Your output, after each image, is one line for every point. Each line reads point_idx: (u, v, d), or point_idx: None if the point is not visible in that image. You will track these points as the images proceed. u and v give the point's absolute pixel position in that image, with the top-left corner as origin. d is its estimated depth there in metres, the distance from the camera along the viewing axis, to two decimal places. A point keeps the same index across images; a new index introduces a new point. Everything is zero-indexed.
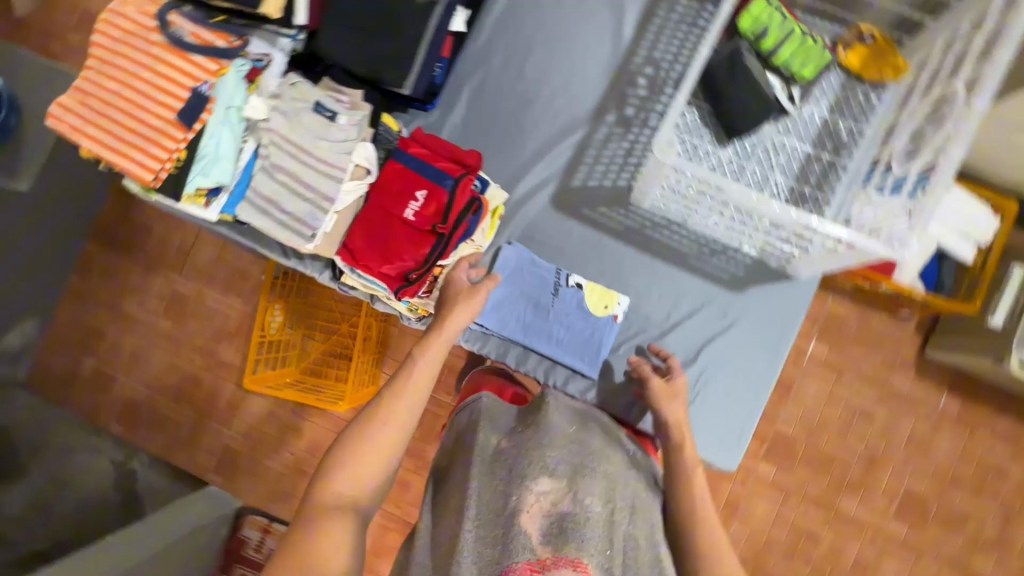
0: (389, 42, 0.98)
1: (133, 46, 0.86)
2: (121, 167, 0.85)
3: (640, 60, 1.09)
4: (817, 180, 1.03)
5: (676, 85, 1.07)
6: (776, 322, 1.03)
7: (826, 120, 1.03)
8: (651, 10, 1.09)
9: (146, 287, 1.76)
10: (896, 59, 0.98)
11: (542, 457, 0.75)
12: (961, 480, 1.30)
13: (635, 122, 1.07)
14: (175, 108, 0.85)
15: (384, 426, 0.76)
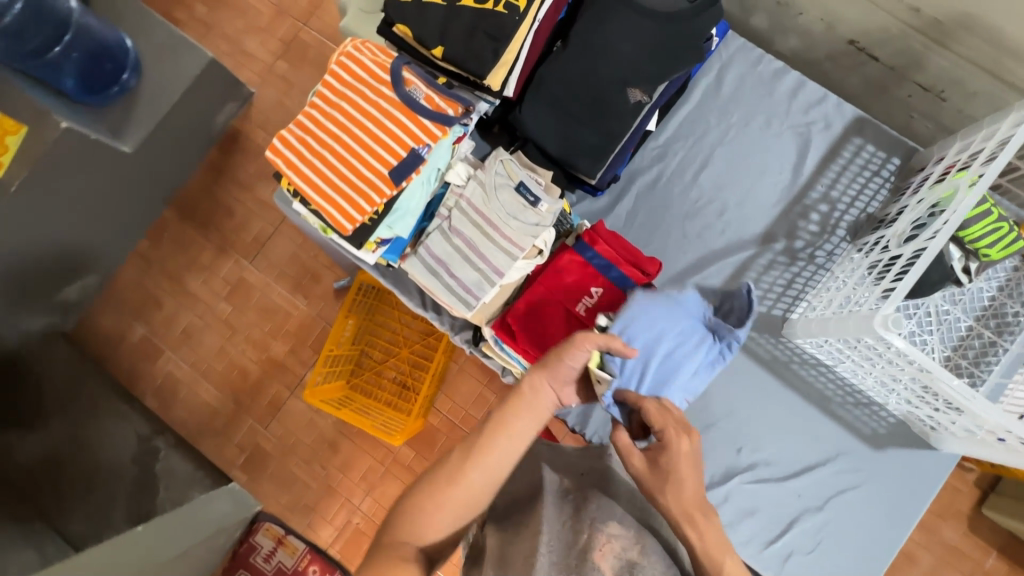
0: (592, 134, 0.98)
1: (364, 94, 0.85)
2: (323, 209, 0.85)
3: (815, 196, 1.09)
4: (975, 356, 1.02)
5: (849, 231, 1.07)
6: (909, 491, 1.01)
7: (993, 298, 1.03)
8: (837, 149, 1.10)
9: (213, 267, 1.58)
10: None
11: (609, 506, 0.71)
12: None
13: (802, 256, 1.08)
14: (389, 165, 0.85)
15: (473, 465, 0.66)
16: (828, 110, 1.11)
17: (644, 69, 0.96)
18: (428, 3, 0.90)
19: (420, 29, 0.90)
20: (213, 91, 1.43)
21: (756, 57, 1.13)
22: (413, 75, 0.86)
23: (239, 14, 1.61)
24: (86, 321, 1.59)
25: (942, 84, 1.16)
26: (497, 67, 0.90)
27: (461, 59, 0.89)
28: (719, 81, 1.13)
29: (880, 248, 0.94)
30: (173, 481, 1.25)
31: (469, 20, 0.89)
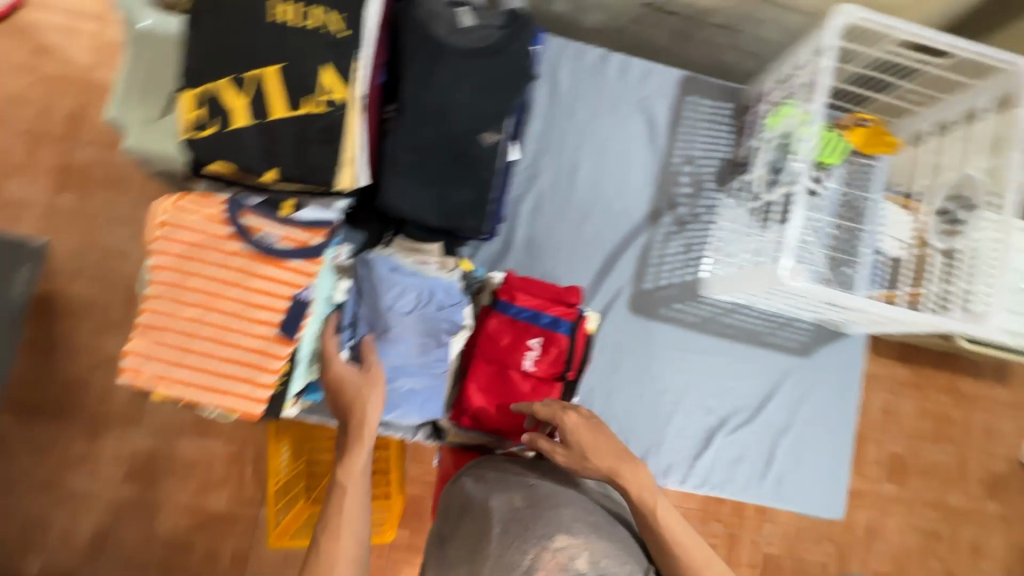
0: (464, 191, 0.94)
1: (210, 260, 0.73)
2: (223, 401, 0.73)
3: (678, 160, 1.16)
4: (846, 249, 1.09)
5: (715, 181, 1.15)
6: (845, 377, 1.15)
7: (842, 194, 1.10)
8: (679, 113, 1.16)
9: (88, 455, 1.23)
10: (890, 139, 1.06)
11: (558, 513, 0.70)
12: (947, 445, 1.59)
13: (690, 219, 1.14)
14: (274, 323, 0.74)
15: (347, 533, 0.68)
16: (658, 79, 1.16)
17: (486, 110, 0.94)
18: (235, 129, 0.77)
19: (239, 158, 0.77)
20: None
21: (579, 50, 1.13)
22: (256, 218, 0.75)
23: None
24: None
25: (735, 20, 1.27)
26: (341, 169, 0.81)
27: (302, 176, 0.79)
28: (555, 85, 1.13)
29: (755, 193, 1.03)
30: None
31: (291, 131, 0.78)
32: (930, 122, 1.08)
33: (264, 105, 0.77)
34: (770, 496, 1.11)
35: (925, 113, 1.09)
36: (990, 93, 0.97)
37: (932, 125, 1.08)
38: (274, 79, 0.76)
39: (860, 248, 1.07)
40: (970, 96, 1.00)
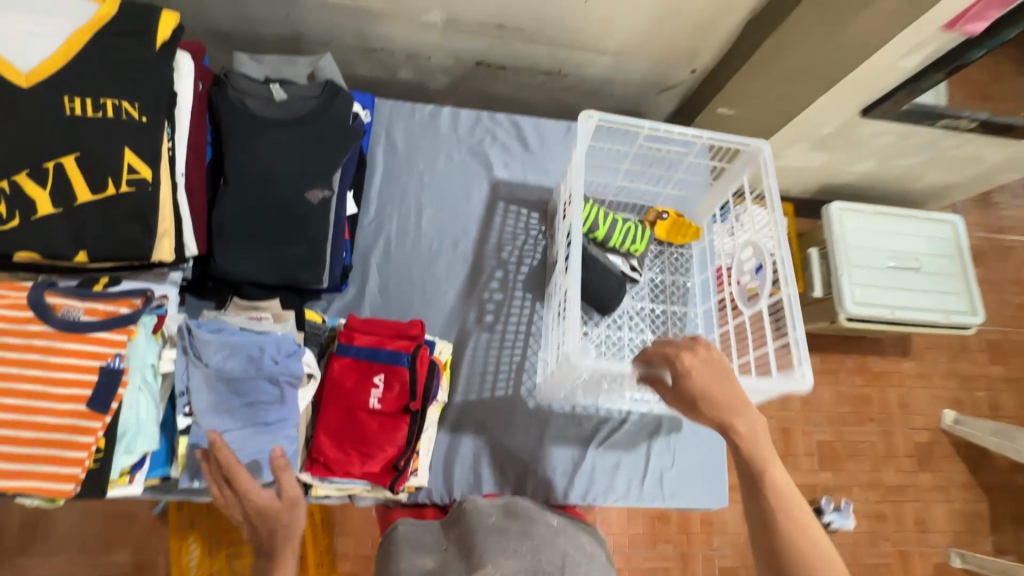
0: (296, 247, 0.99)
1: (9, 345, 0.74)
2: (28, 487, 0.72)
3: (496, 263, 1.20)
4: (673, 325, 1.23)
5: (531, 284, 1.19)
6: (710, 461, 1.16)
7: (657, 280, 1.27)
8: (493, 220, 1.23)
9: None
10: (689, 229, 1.24)
11: (483, 539, 0.88)
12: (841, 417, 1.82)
13: (514, 321, 1.17)
14: (82, 398, 0.74)
15: None
16: (487, 126, 1.27)
17: (312, 169, 1.00)
18: (40, 218, 0.80)
19: (46, 246, 0.80)
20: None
21: (409, 110, 1.25)
22: (59, 296, 0.77)
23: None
24: None
25: (557, 66, 1.43)
26: (159, 240, 0.85)
27: (114, 254, 0.83)
28: (391, 141, 1.23)
29: (558, 289, 1.07)
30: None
31: (98, 213, 0.81)
32: (714, 206, 1.20)
33: (67, 191, 0.80)
34: (655, 496, 1.12)
35: (705, 202, 1.24)
36: (748, 171, 1.12)
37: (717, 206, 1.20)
38: (74, 168, 0.80)
39: (685, 323, 1.22)
40: (733, 178, 1.15)
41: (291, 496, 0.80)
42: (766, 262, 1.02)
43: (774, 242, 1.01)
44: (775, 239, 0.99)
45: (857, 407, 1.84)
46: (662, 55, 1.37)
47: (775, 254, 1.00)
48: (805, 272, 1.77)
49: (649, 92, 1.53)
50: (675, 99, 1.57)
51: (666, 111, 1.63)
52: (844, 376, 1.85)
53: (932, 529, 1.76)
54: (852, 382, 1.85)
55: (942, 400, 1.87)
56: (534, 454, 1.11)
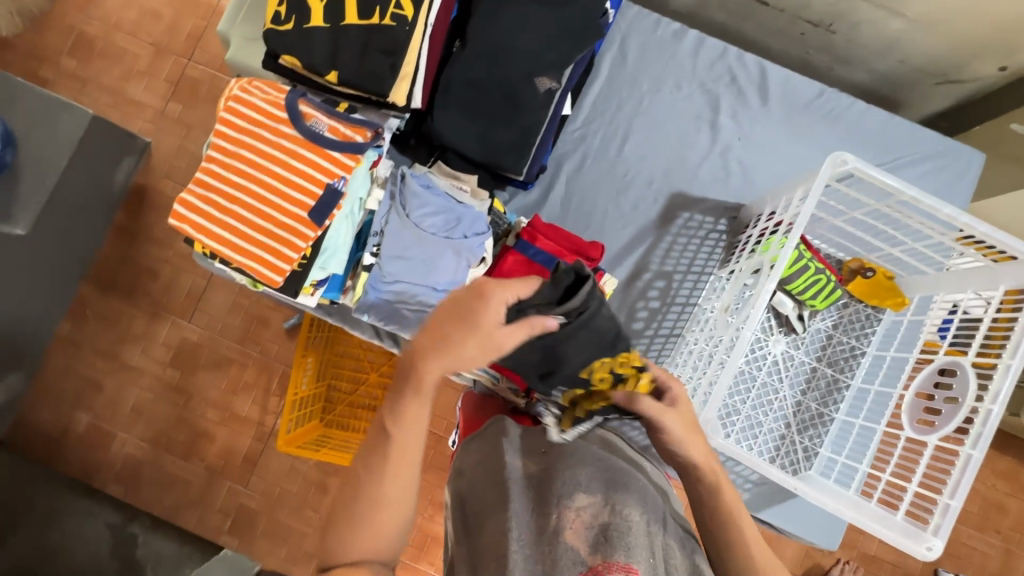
0: (509, 130, 0.97)
1: (263, 138, 0.81)
2: (248, 267, 0.80)
3: (651, 273, 1.09)
4: (822, 393, 1.06)
5: (687, 296, 1.09)
6: (814, 527, 1.05)
7: (829, 334, 1.07)
8: (671, 211, 1.11)
9: (152, 334, 1.63)
10: (897, 296, 1.00)
11: (574, 475, 0.73)
12: (968, 518, 1.52)
13: (648, 330, 1.08)
14: (307, 206, 0.81)
15: (392, 475, 0.64)
16: (730, 64, 1.13)
17: (548, 55, 0.95)
18: (310, 28, 0.85)
19: (308, 57, 0.85)
20: (108, 146, 1.44)
21: (653, 23, 1.14)
22: (311, 107, 0.83)
23: (110, 60, 1.59)
24: (29, 418, 1.62)
25: (829, 19, 1.22)
26: (398, 81, 0.86)
27: (358, 81, 0.85)
28: (623, 52, 1.13)
29: (712, 330, 0.97)
30: (161, 560, 1.26)
31: (357, 37, 0.84)
32: (943, 290, 0.94)
33: (339, 10, 0.85)
34: (761, 504, 1.05)
35: (936, 276, 0.96)
36: (1008, 281, 0.84)
37: (941, 293, 0.95)
38: None
39: (840, 394, 1.05)
40: (984, 282, 0.87)
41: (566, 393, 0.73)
42: (963, 405, 0.82)
43: (990, 392, 0.79)
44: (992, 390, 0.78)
45: (985, 512, 1.53)
46: (970, 39, 1.12)
47: (982, 406, 0.79)
48: None
49: (923, 79, 1.27)
50: (951, 99, 1.30)
51: (931, 111, 1.35)
52: (984, 473, 1.53)
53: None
54: (989, 484, 1.53)
55: None
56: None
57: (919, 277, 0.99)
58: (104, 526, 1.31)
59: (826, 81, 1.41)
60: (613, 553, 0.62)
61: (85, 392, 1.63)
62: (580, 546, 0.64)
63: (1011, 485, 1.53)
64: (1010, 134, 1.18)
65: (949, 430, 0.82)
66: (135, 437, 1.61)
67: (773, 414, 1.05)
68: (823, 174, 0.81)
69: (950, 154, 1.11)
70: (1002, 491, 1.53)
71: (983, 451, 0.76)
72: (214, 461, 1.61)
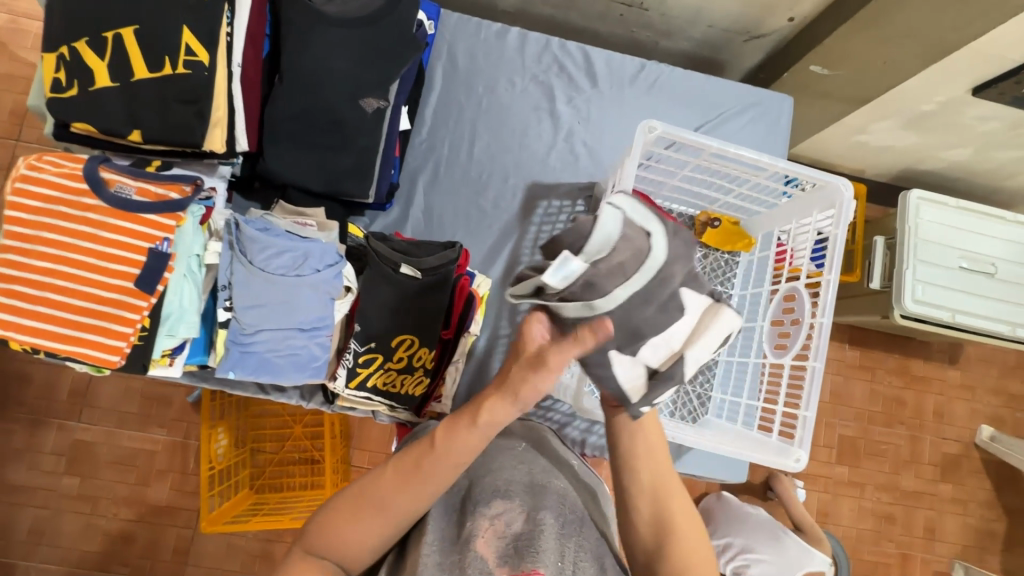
0: (345, 155, 0.96)
1: (61, 214, 0.75)
2: (78, 354, 0.75)
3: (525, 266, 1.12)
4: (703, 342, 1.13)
5: None
6: (729, 463, 1.11)
7: None
8: (531, 203, 1.14)
9: (38, 446, 1.47)
10: (743, 239, 1.09)
11: (494, 482, 0.79)
12: (874, 418, 1.68)
13: None
14: (131, 276, 0.76)
15: (364, 519, 0.66)
16: (555, 54, 1.18)
17: (367, 76, 0.95)
18: (97, 90, 0.80)
19: (102, 120, 0.80)
20: None
21: (475, 27, 1.17)
22: (114, 173, 0.78)
23: None
24: None
25: None
26: (210, 129, 0.83)
27: (164, 137, 0.81)
28: (452, 59, 1.16)
29: None
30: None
31: (152, 91, 0.80)
32: (777, 226, 1.03)
33: (124, 67, 0.80)
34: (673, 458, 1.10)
35: (770, 213, 1.05)
36: (818, 208, 0.94)
37: (777, 228, 1.03)
38: (131, 41, 0.80)
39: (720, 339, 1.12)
40: (803, 209, 0.96)
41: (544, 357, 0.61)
42: (804, 324, 0.90)
43: (821, 307, 0.88)
44: (821, 305, 0.87)
45: (887, 408, 1.69)
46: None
47: (817, 321, 0.88)
48: (863, 262, 1.54)
49: (735, 38, 1.39)
50: (763, 52, 1.43)
51: (751, 65, 1.49)
52: (879, 375, 1.70)
53: (940, 539, 1.65)
54: (887, 382, 1.70)
55: (981, 414, 1.71)
56: (550, 419, 1.09)
57: (758, 217, 1.08)
58: None
59: (657, 54, 1.51)
60: (520, 563, 0.67)
61: None
62: (490, 556, 0.69)
63: (900, 378, 1.71)
64: (813, 75, 1.31)
65: (797, 348, 0.91)
66: (42, 560, 1.45)
67: None
68: (639, 142, 0.87)
69: (763, 99, 1.22)
70: (895, 386, 1.70)
71: (825, 359, 0.84)
72: (143, 564, 1.47)
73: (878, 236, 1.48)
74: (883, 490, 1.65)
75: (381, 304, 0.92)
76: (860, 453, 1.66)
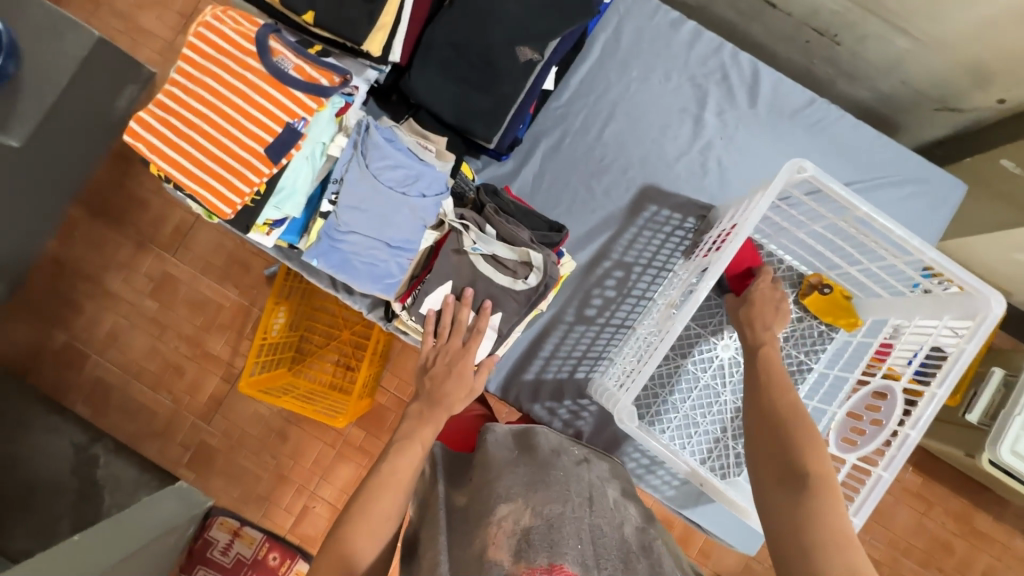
0: (482, 96, 0.96)
1: (227, 67, 0.82)
2: (199, 194, 0.82)
3: (609, 263, 1.09)
4: None
5: (644, 289, 1.09)
6: (735, 529, 1.08)
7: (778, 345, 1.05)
8: (641, 203, 1.10)
9: (135, 264, 1.62)
10: (850, 316, 0.99)
11: (494, 488, 0.76)
12: (912, 551, 1.46)
13: (597, 321, 1.08)
14: (265, 142, 0.82)
15: (376, 501, 0.71)
16: (724, 60, 1.11)
17: (532, 26, 0.93)
18: None
19: None
20: (107, 75, 1.33)
21: (651, 8, 1.12)
22: (280, 45, 0.83)
23: None
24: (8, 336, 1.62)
25: (834, 28, 1.19)
26: (375, 31, 0.87)
27: (334, 25, 0.86)
28: (617, 35, 1.12)
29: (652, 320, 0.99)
30: (118, 485, 1.40)
31: None
32: (896, 315, 0.92)
33: None
34: (686, 502, 1.09)
35: (890, 300, 0.94)
36: (951, 314, 0.83)
37: (893, 320, 0.93)
38: None
39: None
40: (933, 310, 0.85)
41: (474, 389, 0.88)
42: (886, 429, 0.82)
43: (912, 419, 0.80)
44: (913, 417, 0.79)
45: (929, 548, 1.46)
46: (972, 67, 1.09)
47: (902, 431, 0.80)
48: (968, 389, 1.30)
49: (925, 104, 1.24)
50: (949, 128, 1.27)
51: (929, 138, 1.33)
52: (936, 511, 1.46)
53: None
54: (941, 522, 1.46)
55: None
56: (580, 420, 1.08)
57: (876, 299, 0.97)
58: (67, 444, 1.42)
59: (827, 95, 1.38)
60: (535, 558, 0.65)
61: (62, 315, 1.62)
62: (506, 557, 0.66)
63: (955, 521, 1.47)
64: (997, 169, 1.15)
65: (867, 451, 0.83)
66: (108, 363, 1.61)
67: (711, 409, 1.05)
68: (782, 178, 0.82)
69: (932, 174, 1.09)
70: (947, 528, 1.47)
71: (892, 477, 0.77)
72: (182, 397, 1.60)
73: (998, 369, 1.23)
74: None
75: (468, 253, 0.92)
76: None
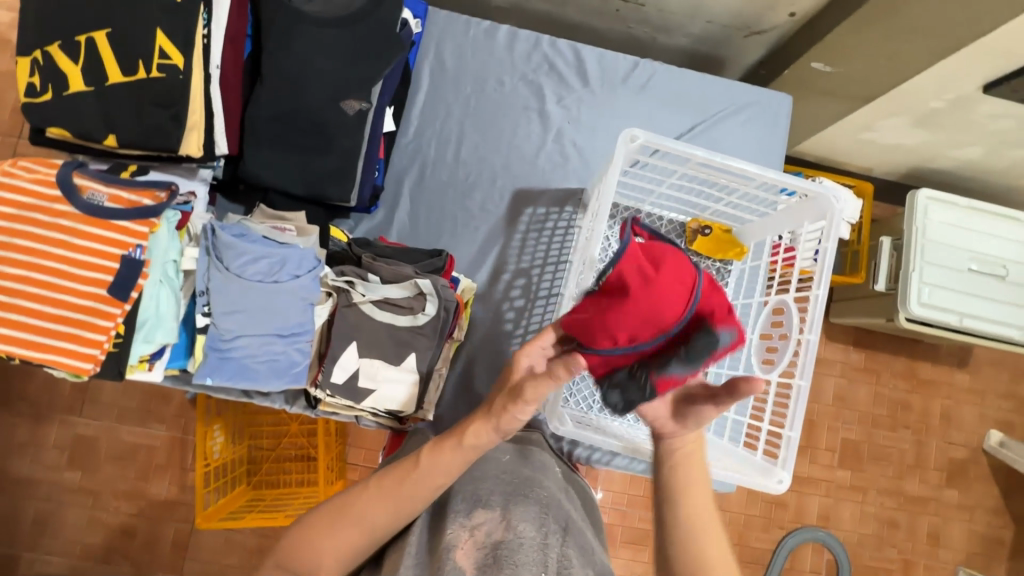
0: (324, 158, 0.94)
1: (36, 219, 0.77)
2: (51, 359, 0.76)
3: (509, 275, 1.10)
4: None
5: (549, 288, 1.10)
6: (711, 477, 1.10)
7: None
8: (518, 207, 1.12)
9: (39, 440, 1.46)
10: (734, 248, 1.06)
11: (477, 491, 0.75)
12: (880, 422, 1.53)
13: (517, 333, 1.08)
14: (105, 282, 0.77)
15: (340, 528, 0.70)
16: (546, 52, 1.15)
17: (348, 76, 0.92)
18: (72, 94, 0.82)
19: (78, 125, 0.83)
20: None
21: (463, 24, 1.14)
22: (87, 179, 0.79)
23: None
24: None
25: None
26: (187, 133, 0.85)
27: (141, 140, 0.84)
28: (440, 59, 1.14)
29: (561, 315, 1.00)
30: None
31: (127, 96, 0.83)
32: (771, 233, 0.99)
33: (100, 71, 0.82)
34: (659, 467, 1.10)
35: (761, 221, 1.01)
36: (809, 219, 0.92)
37: (767, 238, 1.01)
38: (105, 45, 0.82)
39: None
40: (794, 219, 0.94)
41: (528, 390, 0.67)
42: (790, 340, 0.89)
43: (808, 323, 0.87)
44: (807, 322, 0.86)
45: (893, 412, 1.54)
46: None
47: (803, 337, 0.87)
48: (869, 263, 1.40)
49: (735, 34, 1.34)
50: (764, 47, 1.38)
51: (753, 61, 1.44)
52: (886, 379, 1.54)
53: (945, 545, 1.49)
54: (894, 386, 1.54)
55: (992, 420, 1.55)
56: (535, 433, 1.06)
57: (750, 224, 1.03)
58: None
59: (655, 50, 1.47)
60: (495, 573, 0.61)
61: None
62: (469, 567, 0.63)
63: (905, 380, 1.55)
64: (814, 73, 1.26)
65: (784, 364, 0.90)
66: (44, 554, 1.44)
67: None
68: (621, 151, 0.87)
69: (757, 96, 1.18)
70: (900, 388, 1.54)
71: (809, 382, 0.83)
72: (140, 558, 1.45)
73: (885, 236, 1.34)
74: (891, 498, 1.50)
75: (360, 307, 0.91)
76: (864, 458, 1.51)
